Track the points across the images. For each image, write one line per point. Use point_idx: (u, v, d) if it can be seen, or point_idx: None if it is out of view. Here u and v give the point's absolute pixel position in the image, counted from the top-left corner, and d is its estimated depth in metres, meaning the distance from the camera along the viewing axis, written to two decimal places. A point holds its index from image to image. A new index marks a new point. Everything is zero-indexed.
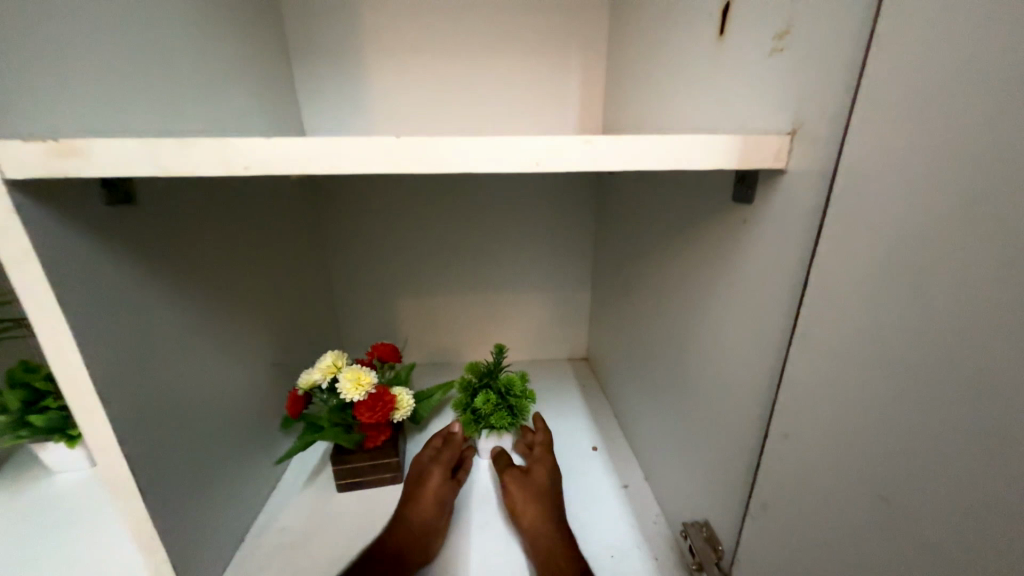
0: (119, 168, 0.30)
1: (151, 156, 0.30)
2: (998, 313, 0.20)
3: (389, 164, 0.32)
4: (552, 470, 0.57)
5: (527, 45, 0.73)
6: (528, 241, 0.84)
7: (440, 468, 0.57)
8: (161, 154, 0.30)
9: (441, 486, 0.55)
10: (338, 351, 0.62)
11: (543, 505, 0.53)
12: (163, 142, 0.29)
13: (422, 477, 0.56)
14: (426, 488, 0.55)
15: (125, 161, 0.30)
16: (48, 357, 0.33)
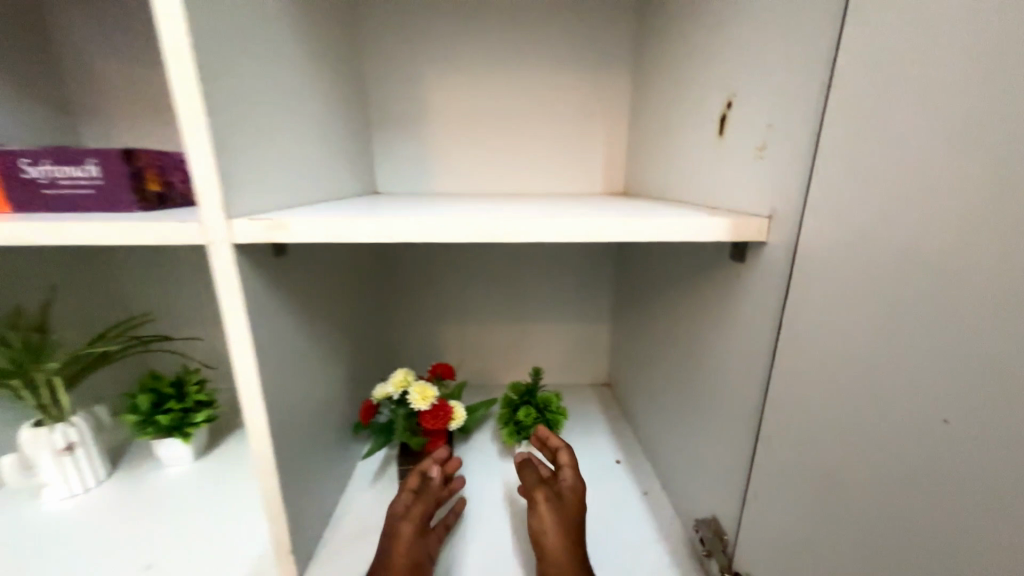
0: (303, 236, 0.45)
1: (324, 230, 0.45)
2: (888, 347, 0.31)
3: (477, 236, 0.48)
4: (578, 493, 0.59)
5: (563, 118, 0.88)
6: (559, 278, 0.96)
7: (411, 523, 0.55)
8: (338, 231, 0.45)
9: (412, 543, 0.54)
10: (407, 369, 0.74)
11: (572, 541, 0.54)
12: (334, 221, 0.45)
13: (392, 533, 0.55)
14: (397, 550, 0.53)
15: (308, 233, 0.45)
16: (233, 364, 0.47)
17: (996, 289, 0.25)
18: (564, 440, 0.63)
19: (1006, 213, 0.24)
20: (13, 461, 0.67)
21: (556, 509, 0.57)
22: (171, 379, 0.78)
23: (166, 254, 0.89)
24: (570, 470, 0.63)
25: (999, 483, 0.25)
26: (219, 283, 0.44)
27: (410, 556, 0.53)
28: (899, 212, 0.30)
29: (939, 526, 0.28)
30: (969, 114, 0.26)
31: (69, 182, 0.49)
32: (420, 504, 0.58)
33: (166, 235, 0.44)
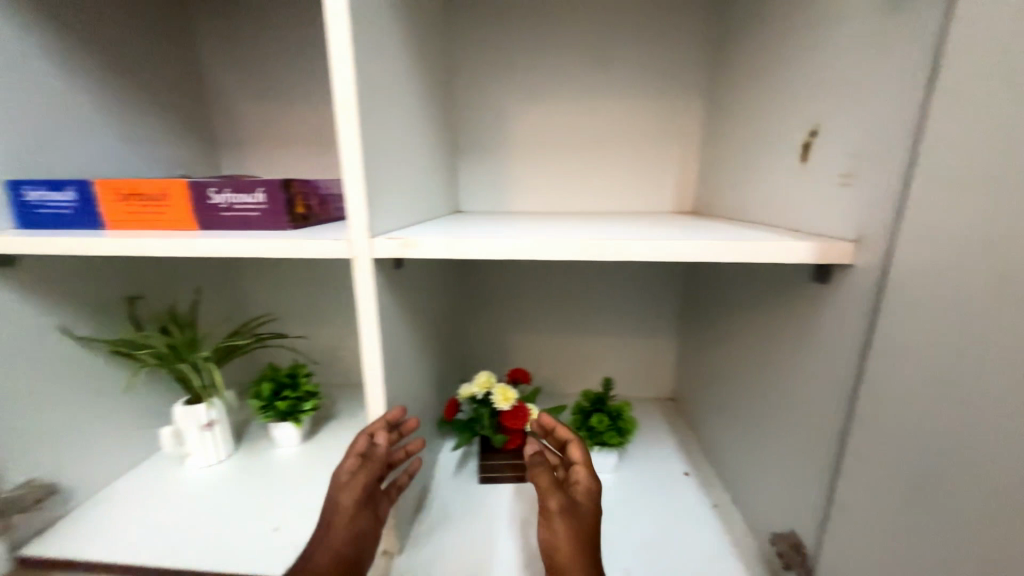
0: (429, 252, 0.53)
1: (448, 246, 0.54)
2: (987, 367, 0.34)
3: (580, 253, 0.54)
4: (593, 501, 0.58)
5: (634, 141, 0.94)
6: (627, 293, 1.00)
7: (350, 496, 0.54)
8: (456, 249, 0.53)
9: (351, 514, 0.54)
10: (488, 371, 0.81)
11: (581, 555, 0.54)
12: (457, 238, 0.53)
13: (334, 503, 0.54)
14: (340, 519, 0.54)
15: (434, 249, 0.53)
16: (365, 358, 0.56)
17: None
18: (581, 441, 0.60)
19: None
20: (170, 432, 0.81)
21: (570, 524, 0.55)
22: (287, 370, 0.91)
23: (280, 264, 1.03)
24: (584, 472, 0.61)
25: None
26: (359, 290, 0.53)
27: (354, 527, 0.54)
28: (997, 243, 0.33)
29: None
30: None
31: (241, 207, 0.61)
32: (365, 473, 0.56)
33: (319, 250, 0.54)
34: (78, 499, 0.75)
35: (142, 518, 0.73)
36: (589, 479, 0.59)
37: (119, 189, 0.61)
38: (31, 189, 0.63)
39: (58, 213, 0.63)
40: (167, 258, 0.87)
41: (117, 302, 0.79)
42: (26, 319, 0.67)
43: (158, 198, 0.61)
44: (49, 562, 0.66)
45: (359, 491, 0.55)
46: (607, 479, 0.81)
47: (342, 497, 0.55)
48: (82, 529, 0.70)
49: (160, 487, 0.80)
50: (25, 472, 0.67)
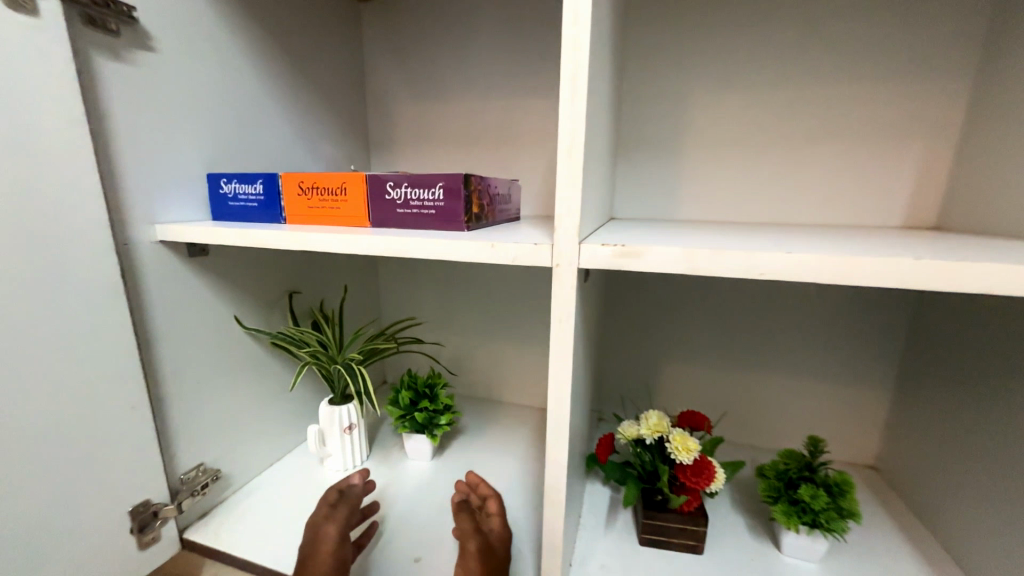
0: (657, 266, 0.42)
1: (684, 259, 0.41)
2: None
3: (889, 281, 0.38)
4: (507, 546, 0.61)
5: (853, 136, 0.74)
6: (826, 325, 0.79)
7: (334, 525, 0.62)
8: (694, 262, 0.41)
9: (336, 542, 0.60)
10: (659, 411, 0.67)
11: None
12: (700, 251, 0.41)
13: (318, 534, 0.61)
14: (324, 547, 0.59)
15: (664, 262, 0.41)
16: (551, 386, 0.46)
17: None
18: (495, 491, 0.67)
19: None
20: (315, 431, 0.80)
21: (487, 557, 0.57)
22: (426, 379, 0.86)
23: (419, 267, 1.01)
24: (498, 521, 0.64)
25: None
26: (558, 307, 0.44)
27: (339, 553, 0.59)
28: None
29: None
30: None
31: (418, 204, 0.55)
32: (343, 507, 0.66)
33: (514, 257, 0.45)
34: (236, 486, 0.76)
35: (290, 517, 0.72)
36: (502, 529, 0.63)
37: (301, 183, 0.60)
38: (226, 183, 0.64)
39: (247, 206, 0.63)
40: (324, 255, 0.89)
41: (280, 295, 0.81)
42: (211, 308, 0.69)
43: (337, 192, 0.59)
44: (210, 551, 0.66)
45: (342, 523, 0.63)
46: (810, 568, 0.62)
47: (327, 530, 0.62)
48: (238, 521, 0.70)
49: (304, 486, 0.79)
50: (196, 456, 0.69)
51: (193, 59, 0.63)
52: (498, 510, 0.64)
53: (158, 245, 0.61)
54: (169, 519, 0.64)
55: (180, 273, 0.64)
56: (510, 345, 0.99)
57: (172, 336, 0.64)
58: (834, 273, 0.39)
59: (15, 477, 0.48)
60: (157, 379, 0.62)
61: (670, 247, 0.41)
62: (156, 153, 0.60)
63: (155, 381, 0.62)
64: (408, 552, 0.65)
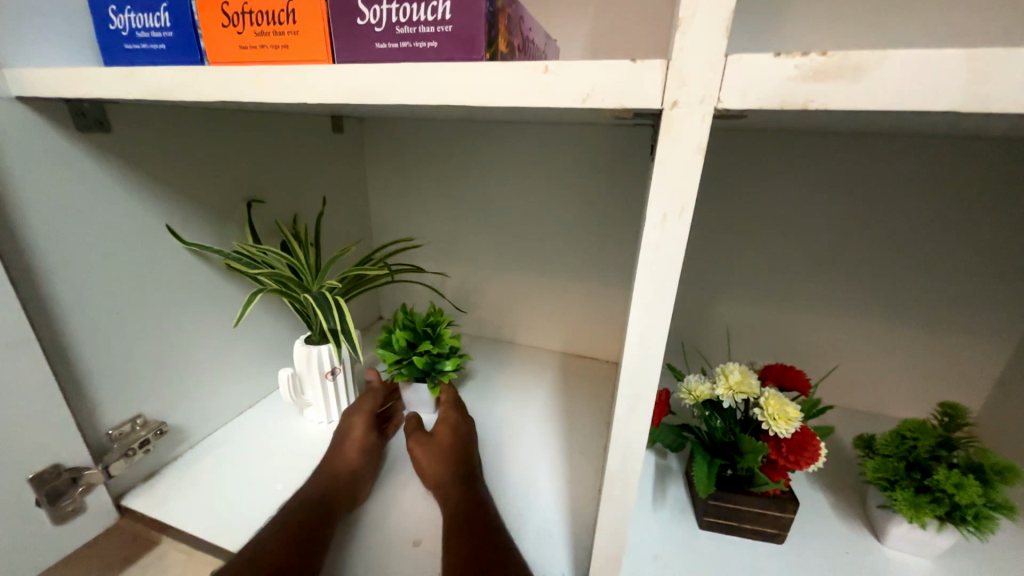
0: (893, 95, 0.20)
1: (970, 75, 0.19)
2: None
3: None
4: (455, 428, 0.58)
5: None
6: (958, 261, 0.59)
7: (359, 417, 0.59)
8: (979, 91, 0.19)
9: (365, 433, 0.58)
10: (741, 365, 0.49)
11: (441, 466, 0.53)
12: (1017, 53, 0.18)
13: (345, 427, 0.58)
14: (350, 438, 0.57)
15: (913, 85, 0.19)
16: (635, 332, 0.28)
17: None
18: (443, 382, 0.64)
19: None
20: (289, 376, 0.64)
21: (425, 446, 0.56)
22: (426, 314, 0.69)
23: (419, 178, 0.80)
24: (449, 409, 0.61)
25: None
26: (666, 188, 0.24)
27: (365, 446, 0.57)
28: None
29: None
30: None
31: (408, 31, 0.34)
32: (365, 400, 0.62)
33: (588, 96, 0.24)
34: (193, 440, 0.62)
35: (261, 478, 0.58)
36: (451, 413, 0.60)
37: (226, 5, 0.38)
38: (118, 14, 0.42)
39: (150, 49, 0.41)
40: (290, 154, 0.67)
41: (234, 202, 0.61)
42: (126, 210, 0.49)
43: (278, 17, 0.36)
44: (156, 521, 0.52)
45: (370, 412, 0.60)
46: (924, 566, 0.48)
47: (354, 421, 0.59)
48: (193, 483, 0.56)
49: (280, 439, 0.64)
50: (130, 406, 0.53)
51: None
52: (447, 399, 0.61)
53: (18, 103, 0.41)
54: (96, 484, 0.50)
55: (66, 153, 0.44)
56: (530, 279, 0.81)
57: (66, 246, 0.45)
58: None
59: None
60: (46, 305, 0.44)
61: (942, 50, 0.19)
62: None
63: (45, 310, 0.44)
64: (405, 532, 0.51)
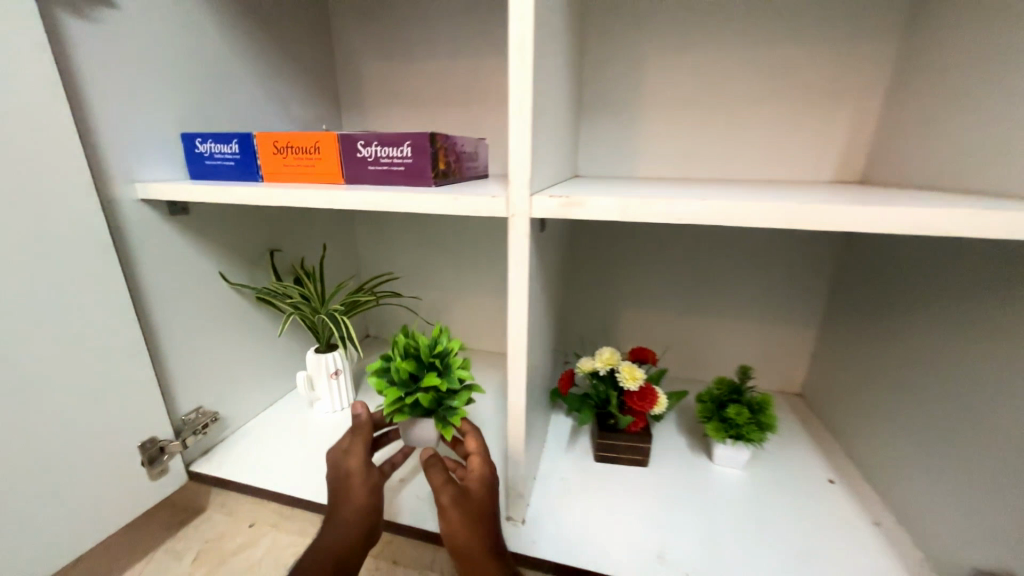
0: (594, 215, 0.48)
1: (618, 208, 0.48)
2: None
3: (776, 222, 0.46)
4: (485, 485, 0.57)
5: (794, 96, 0.81)
6: (765, 273, 0.89)
7: (355, 460, 0.64)
8: (626, 210, 0.48)
9: (364, 473, 0.63)
10: (611, 347, 0.76)
11: (479, 533, 0.53)
12: (631, 202, 0.47)
13: (346, 471, 0.63)
14: (353, 480, 0.62)
15: (600, 211, 0.48)
16: (510, 323, 0.53)
17: None
18: (475, 431, 0.60)
19: None
20: (304, 376, 0.87)
21: (460, 509, 0.54)
22: (426, 340, 0.68)
23: (397, 225, 1.06)
24: (479, 461, 0.60)
25: None
26: (514, 252, 0.50)
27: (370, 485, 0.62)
28: None
29: None
30: None
31: (387, 161, 0.60)
32: (357, 442, 0.66)
33: (477, 209, 0.51)
34: (232, 428, 0.83)
35: (288, 451, 0.80)
36: (484, 467, 0.59)
37: (275, 142, 0.63)
38: (201, 143, 0.67)
39: (224, 165, 0.66)
40: (301, 214, 0.92)
41: (261, 251, 0.85)
42: (197, 263, 0.73)
43: (310, 150, 0.62)
44: (217, 480, 0.74)
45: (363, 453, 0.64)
46: (736, 474, 0.74)
47: (352, 462, 0.64)
48: (238, 456, 0.78)
49: (299, 426, 0.87)
50: (194, 400, 0.75)
51: (164, 23, 0.66)
52: (478, 451, 0.59)
53: (140, 201, 0.65)
54: (175, 455, 0.71)
55: (165, 229, 0.68)
56: (485, 298, 1.07)
57: (164, 289, 0.68)
58: (752, 219, 0.47)
59: (28, 407, 0.54)
60: (152, 328, 0.67)
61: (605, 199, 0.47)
62: (130, 110, 0.63)
63: (150, 331, 0.67)
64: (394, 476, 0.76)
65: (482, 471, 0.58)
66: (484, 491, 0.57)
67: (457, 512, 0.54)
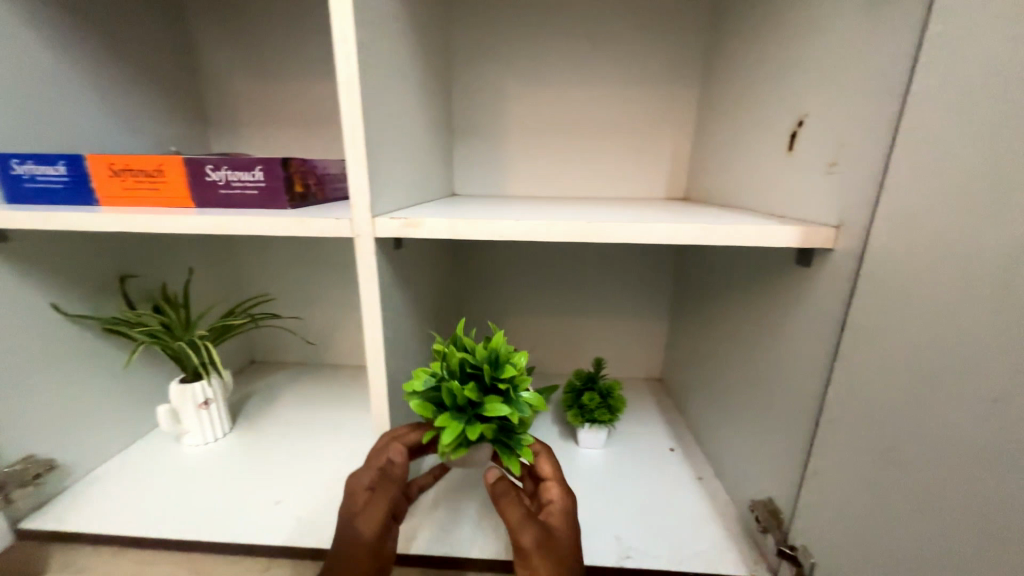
0: (431, 234, 0.54)
1: (451, 228, 0.54)
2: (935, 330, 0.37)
3: (579, 235, 0.54)
4: (570, 523, 0.55)
5: (629, 127, 0.96)
6: (619, 276, 1.03)
7: (373, 523, 0.52)
8: (458, 228, 0.54)
9: (376, 542, 0.52)
10: None
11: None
12: (460, 222, 0.54)
13: (356, 532, 0.52)
14: (360, 549, 0.51)
15: (436, 231, 0.54)
16: (366, 335, 0.57)
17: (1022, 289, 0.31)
18: (554, 463, 0.59)
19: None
20: (167, 409, 0.82)
21: (548, 556, 0.51)
22: (490, 355, 0.58)
23: (276, 244, 1.04)
24: (558, 494, 0.57)
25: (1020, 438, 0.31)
26: (363, 268, 0.55)
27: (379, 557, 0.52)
28: (948, 230, 0.36)
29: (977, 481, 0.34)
30: (995, 151, 0.33)
31: (239, 184, 0.61)
32: (382, 498, 0.54)
33: (325, 230, 0.54)
34: (75, 475, 0.75)
35: (144, 491, 0.74)
36: (564, 500, 0.56)
37: (112, 164, 0.61)
38: (20, 164, 0.62)
39: (50, 188, 0.62)
40: (159, 237, 0.87)
41: (108, 278, 0.78)
42: (18, 294, 0.66)
43: (153, 173, 0.61)
44: (53, 534, 0.66)
45: (383, 519, 0.53)
46: (598, 453, 0.85)
47: (365, 526, 0.52)
48: (82, 504, 0.71)
49: (161, 464, 0.81)
50: (20, 448, 0.67)
51: None
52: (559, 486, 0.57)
53: None
54: None
55: None
56: None
57: None
58: (562, 233, 0.54)
59: None
60: None
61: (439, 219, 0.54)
62: None
63: None
64: (270, 497, 0.73)
65: (560, 504, 0.56)
66: (568, 531, 0.54)
67: (543, 560, 0.50)
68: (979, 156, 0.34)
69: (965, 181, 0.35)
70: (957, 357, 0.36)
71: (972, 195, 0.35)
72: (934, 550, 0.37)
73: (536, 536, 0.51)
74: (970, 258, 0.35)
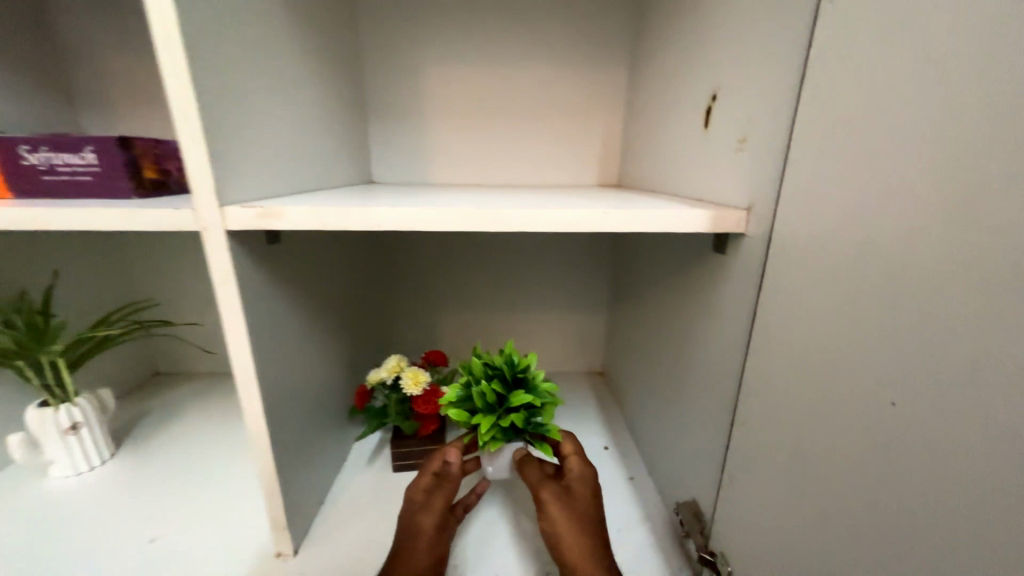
0: (295, 224, 0.46)
1: (316, 218, 0.46)
2: (841, 321, 0.33)
3: (471, 224, 0.48)
4: (591, 487, 0.56)
5: (557, 109, 0.90)
6: (554, 267, 0.98)
7: (432, 520, 0.56)
8: (330, 217, 0.47)
9: (434, 538, 0.55)
10: (399, 355, 0.78)
11: (586, 539, 0.53)
12: (327, 211, 0.46)
13: (415, 527, 0.55)
14: (420, 542, 0.54)
15: (299, 221, 0.46)
16: (230, 345, 0.48)
17: (922, 275, 0.27)
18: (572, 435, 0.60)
19: (938, 201, 0.26)
20: (21, 439, 0.70)
21: (564, 511, 0.54)
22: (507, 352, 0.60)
23: (170, 241, 0.92)
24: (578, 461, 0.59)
25: (919, 446, 0.27)
26: (214, 267, 0.46)
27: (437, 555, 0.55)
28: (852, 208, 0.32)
29: (879, 493, 0.30)
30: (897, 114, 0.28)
31: (68, 169, 0.50)
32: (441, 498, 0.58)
33: (165, 223, 0.45)
34: None
35: None
36: (584, 469, 0.57)
37: None
38: None
39: None
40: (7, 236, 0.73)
41: None
42: None
43: None
44: None
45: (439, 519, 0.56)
46: None
47: (425, 521, 0.56)
48: None
49: (17, 502, 0.69)
50: None
51: None
52: (577, 453, 0.58)
53: None
54: None
55: None
56: None
57: None
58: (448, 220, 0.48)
59: None
60: None
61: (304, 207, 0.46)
62: None
63: None
64: (143, 536, 0.63)
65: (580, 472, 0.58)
66: (587, 493, 0.56)
67: (558, 512, 0.54)
68: (883, 121, 0.30)
69: (865, 156, 0.31)
70: (860, 352, 0.31)
71: (875, 167, 0.30)
72: (834, 561, 0.34)
73: (552, 492, 0.55)
74: (872, 239, 0.30)
